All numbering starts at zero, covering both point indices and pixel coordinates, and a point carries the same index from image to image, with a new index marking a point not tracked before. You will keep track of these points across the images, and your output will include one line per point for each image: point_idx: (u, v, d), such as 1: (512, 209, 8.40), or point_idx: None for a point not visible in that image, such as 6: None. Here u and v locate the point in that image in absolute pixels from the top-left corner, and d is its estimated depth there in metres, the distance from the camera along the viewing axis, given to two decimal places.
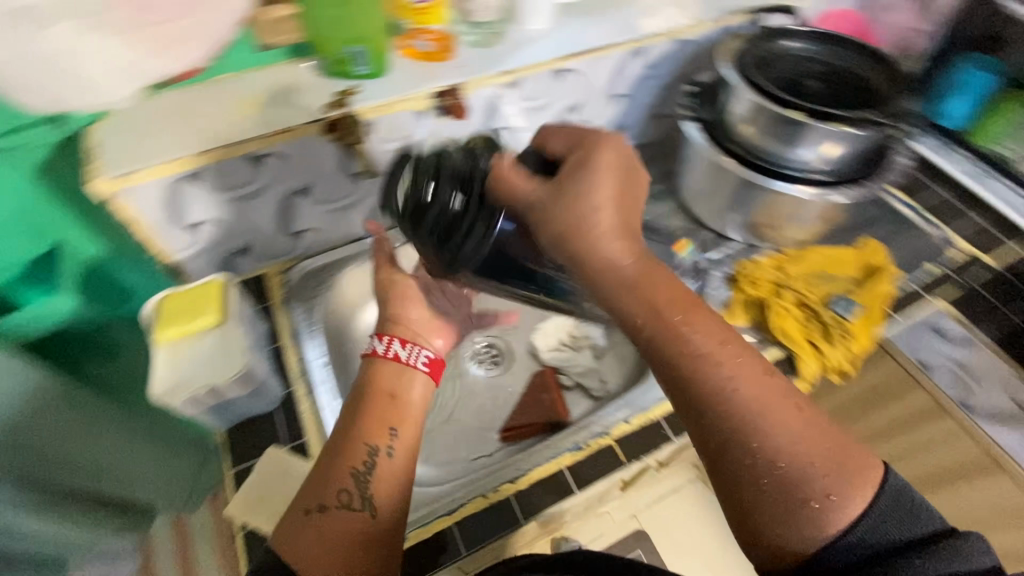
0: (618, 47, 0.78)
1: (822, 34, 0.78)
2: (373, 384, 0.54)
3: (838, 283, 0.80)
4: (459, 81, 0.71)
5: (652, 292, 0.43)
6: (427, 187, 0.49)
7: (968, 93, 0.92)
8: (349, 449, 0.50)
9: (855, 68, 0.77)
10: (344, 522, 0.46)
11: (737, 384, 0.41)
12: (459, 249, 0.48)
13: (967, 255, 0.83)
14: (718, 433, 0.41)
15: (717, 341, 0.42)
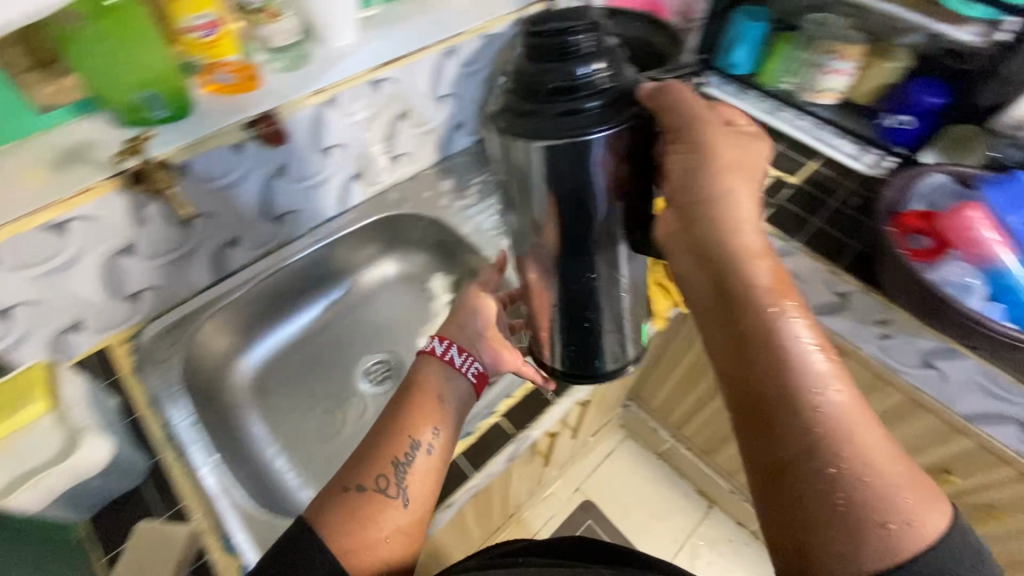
0: (428, 51, 0.82)
1: (607, 10, 0.87)
2: (424, 382, 0.59)
3: None
4: (271, 107, 0.71)
5: (742, 278, 0.45)
6: (582, 37, 0.45)
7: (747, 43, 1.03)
8: (394, 440, 0.54)
9: (640, 35, 0.86)
10: (388, 507, 0.50)
11: (813, 353, 0.43)
12: (526, 110, 0.47)
13: (774, 179, 0.96)
14: (774, 388, 0.43)
15: (816, 343, 0.44)
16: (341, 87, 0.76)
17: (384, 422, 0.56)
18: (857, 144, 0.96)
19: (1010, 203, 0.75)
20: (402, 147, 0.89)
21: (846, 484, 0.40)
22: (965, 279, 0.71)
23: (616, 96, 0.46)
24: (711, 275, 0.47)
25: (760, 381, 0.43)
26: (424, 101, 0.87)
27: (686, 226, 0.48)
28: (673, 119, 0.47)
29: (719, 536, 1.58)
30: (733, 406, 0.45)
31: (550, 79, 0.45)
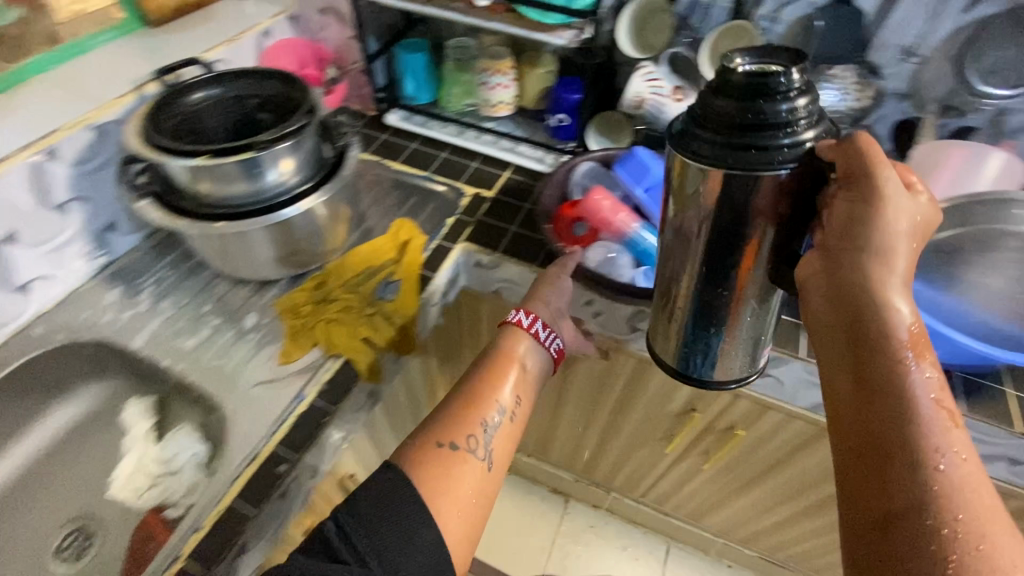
0: (8, 162, 0.71)
1: (219, 76, 0.82)
2: (514, 345, 0.75)
3: (380, 271, 0.86)
4: None
5: (892, 321, 0.45)
6: (786, 83, 0.46)
7: (414, 76, 1.05)
8: (506, 388, 0.71)
9: (268, 90, 0.83)
10: (465, 464, 0.62)
11: (938, 404, 0.43)
12: (705, 139, 0.49)
13: (472, 196, 1.00)
14: (886, 434, 0.42)
15: (937, 388, 0.44)
16: None
17: (475, 393, 0.70)
18: (536, 147, 1.04)
19: (638, 178, 0.88)
20: (28, 272, 0.78)
21: (962, 567, 0.37)
22: (614, 258, 0.84)
23: (809, 131, 0.47)
24: (841, 323, 0.47)
25: (874, 425, 0.43)
26: (31, 218, 0.76)
27: (831, 271, 0.48)
28: (856, 165, 0.46)
29: (582, 526, 1.63)
30: (843, 449, 0.45)
31: (746, 115, 0.46)
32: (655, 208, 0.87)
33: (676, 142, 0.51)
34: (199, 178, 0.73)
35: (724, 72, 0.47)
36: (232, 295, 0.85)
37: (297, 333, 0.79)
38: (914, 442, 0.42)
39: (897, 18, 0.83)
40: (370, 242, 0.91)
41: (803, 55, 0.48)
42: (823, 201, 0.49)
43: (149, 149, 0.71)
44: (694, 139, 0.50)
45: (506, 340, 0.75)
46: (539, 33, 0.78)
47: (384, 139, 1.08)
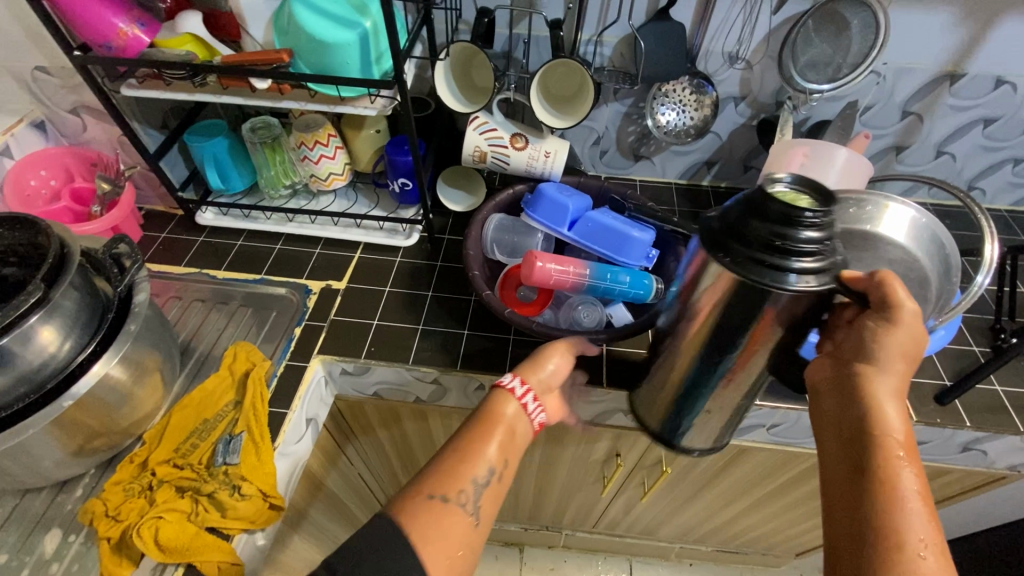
0: None
1: None
2: (495, 409, 0.58)
3: (218, 425, 0.70)
4: None
5: (891, 423, 0.46)
6: (810, 216, 0.46)
7: (218, 164, 0.87)
8: (493, 436, 0.56)
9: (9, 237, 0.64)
10: (454, 517, 0.50)
11: (927, 508, 0.42)
12: (732, 249, 0.50)
13: (320, 289, 0.86)
14: (868, 518, 0.42)
15: (925, 493, 0.43)
16: None
17: (469, 437, 0.56)
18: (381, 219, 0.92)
19: (558, 218, 0.76)
20: None
21: None
22: (576, 312, 0.73)
23: (827, 261, 0.48)
24: (844, 421, 0.48)
25: (861, 515, 0.43)
26: None
27: (837, 377, 0.50)
28: (881, 296, 0.48)
29: (542, 569, 1.55)
30: (832, 540, 0.44)
31: (772, 240, 0.47)
32: (589, 243, 0.75)
33: (709, 245, 0.52)
34: None
35: (761, 195, 0.48)
36: (23, 509, 0.64)
37: (115, 548, 0.60)
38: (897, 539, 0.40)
39: (714, 26, 0.81)
40: (200, 385, 0.74)
41: (835, 195, 0.48)
42: (835, 329, 0.53)
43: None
44: (723, 248, 0.50)
45: (495, 399, 0.59)
46: (342, 108, 0.67)
47: (202, 243, 0.91)
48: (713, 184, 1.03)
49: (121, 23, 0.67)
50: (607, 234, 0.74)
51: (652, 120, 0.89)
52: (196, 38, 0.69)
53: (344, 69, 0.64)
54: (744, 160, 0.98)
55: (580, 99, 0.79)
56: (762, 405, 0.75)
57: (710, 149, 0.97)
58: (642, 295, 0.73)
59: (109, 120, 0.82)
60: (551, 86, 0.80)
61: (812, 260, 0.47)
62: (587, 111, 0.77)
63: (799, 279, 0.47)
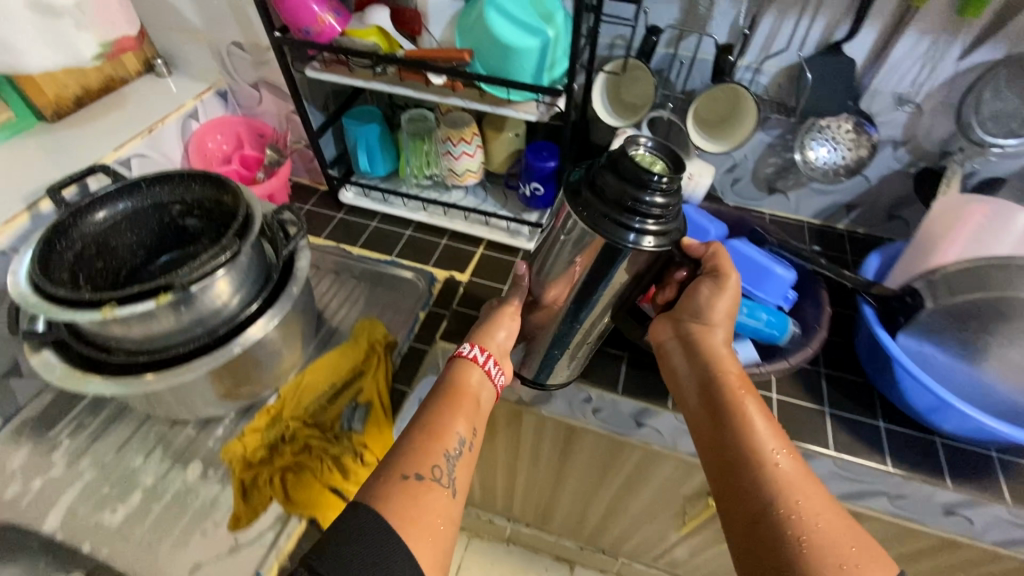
0: None
1: (125, 185, 0.68)
2: (461, 380, 0.64)
3: (343, 392, 0.74)
4: None
5: (731, 367, 0.61)
6: (654, 179, 0.51)
7: (367, 148, 0.93)
8: (455, 416, 0.61)
9: (203, 193, 0.70)
10: (431, 491, 0.54)
11: (766, 421, 0.56)
12: (586, 200, 0.55)
13: (444, 278, 0.89)
14: (731, 443, 0.55)
15: (763, 413, 0.57)
16: None
17: (436, 417, 0.60)
18: (507, 219, 0.94)
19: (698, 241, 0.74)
20: None
21: (809, 536, 0.47)
22: None
23: (663, 226, 0.54)
24: (697, 375, 0.62)
25: (731, 439, 0.55)
26: None
27: (685, 343, 0.65)
28: (710, 263, 0.63)
29: None
30: (714, 468, 0.55)
31: (617, 195, 0.52)
32: None
33: (569, 194, 0.58)
34: (123, 325, 0.58)
35: (620, 155, 0.52)
36: (172, 439, 0.71)
37: (248, 491, 0.65)
38: (763, 449, 0.53)
39: (889, 67, 0.77)
40: (331, 353, 0.79)
41: (683, 167, 0.53)
42: (669, 288, 0.69)
43: (30, 300, 0.54)
44: (581, 198, 0.56)
45: (462, 371, 0.65)
46: (506, 110, 0.70)
47: (340, 220, 0.97)
48: (849, 228, 0.98)
49: (325, 13, 0.73)
50: (749, 268, 0.71)
51: (801, 154, 0.86)
52: (381, 31, 0.74)
53: (519, 75, 0.66)
54: (889, 207, 0.92)
55: (737, 121, 0.78)
56: (895, 473, 0.69)
57: (853, 192, 0.92)
58: (776, 336, 0.69)
59: (284, 98, 0.90)
60: (705, 122, 0.81)
61: (650, 219, 0.53)
62: (745, 138, 0.76)
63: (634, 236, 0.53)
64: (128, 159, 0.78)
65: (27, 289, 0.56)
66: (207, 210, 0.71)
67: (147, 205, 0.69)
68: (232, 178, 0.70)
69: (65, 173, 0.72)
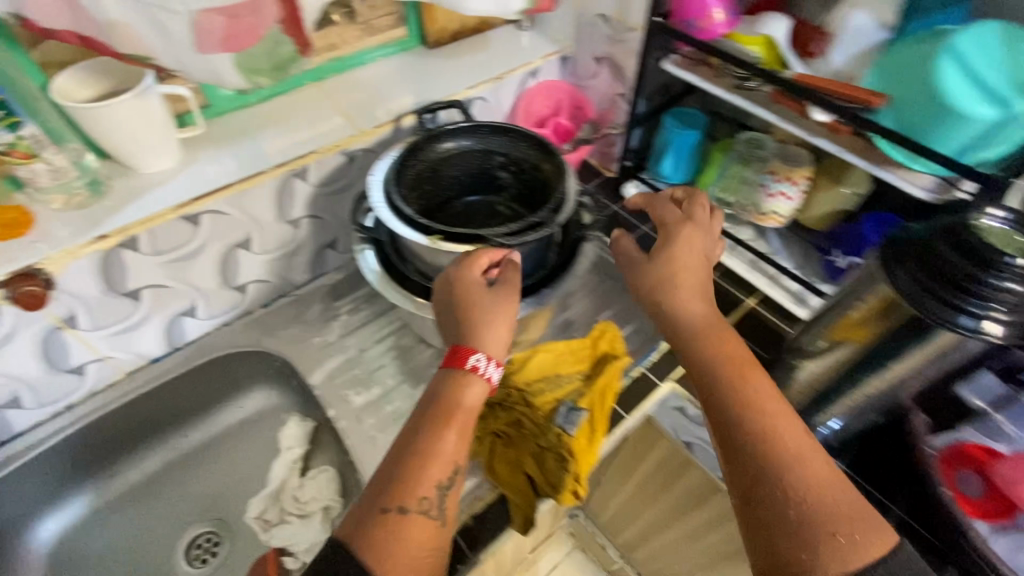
0: (267, 174, 0.68)
1: (469, 126, 0.74)
2: (452, 395, 0.50)
3: (566, 385, 0.73)
4: (36, 260, 0.57)
5: (720, 337, 0.50)
6: (1010, 259, 0.44)
7: (676, 154, 0.88)
8: (444, 430, 0.48)
9: (527, 155, 0.73)
10: (412, 522, 0.45)
11: (764, 385, 0.48)
12: (908, 273, 0.50)
13: None
14: (724, 410, 0.47)
15: (767, 383, 0.48)
16: (140, 229, 0.61)
17: (420, 424, 0.49)
18: (799, 282, 0.80)
19: None
20: (249, 274, 0.76)
21: (820, 528, 0.41)
22: None
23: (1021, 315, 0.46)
24: (676, 334, 0.52)
25: (725, 419, 0.47)
26: (268, 226, 0.73)
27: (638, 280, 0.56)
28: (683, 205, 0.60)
29: None
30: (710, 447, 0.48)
31: (957, 274, 0.46)
32: None
33: (885, 262, 0.52)
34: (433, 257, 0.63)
35: (961, 227, 0.47)
36: (415, 356, 0.78)
37: None
38: (765, 433, 0.45)
39: None
40: (562, 342, 0.77)
41: None
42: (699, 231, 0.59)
43: (381, 208, 0.64)
44: (897, 270, 0.50)
45: (456, 386, 0.50)
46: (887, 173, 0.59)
47: (614, 212, 0.94)
48: None
49: (716, 11, 0.68)
50: None
51: None
52: (770, 42, 0.66)
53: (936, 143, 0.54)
54: None
55: None
56: None
57: None
58: None
59: (623, 81, 0.88)
60: None
61: (1003, 303, 0.46)
62: None
63: (970, 319, 0.46)
64: (473, 99, 0.84)
65: (382, 197, 0.65)
66: (522, 171, 0.75)
67: (478, 148, 0.74)
68: (559, 150, 0.72)
69: (425, 98, 0.79)
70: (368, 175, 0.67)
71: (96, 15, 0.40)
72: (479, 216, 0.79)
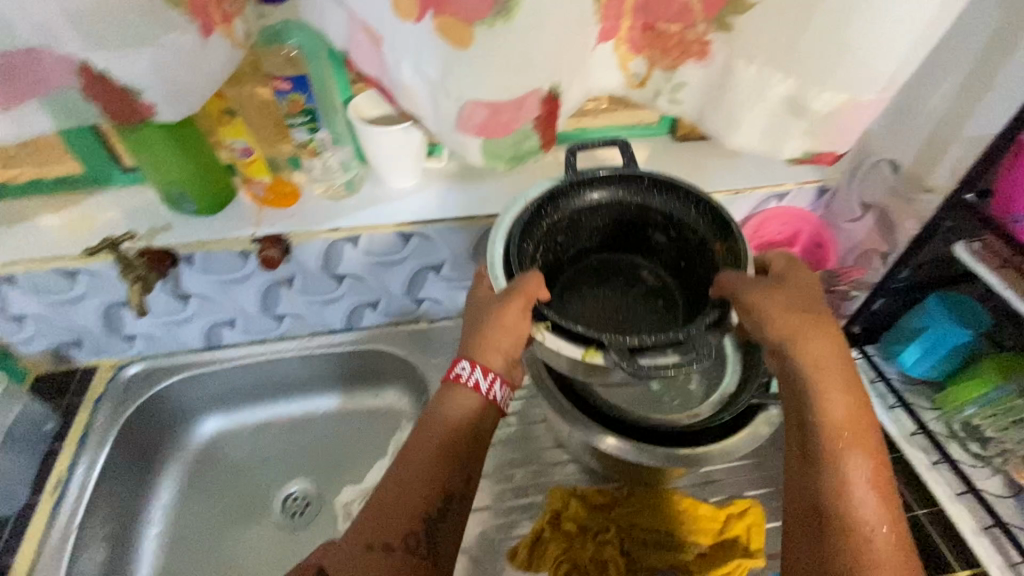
0: (476, 219, 0.72)
1: (623, 173, 0.61)
2: (446, 413, 0.54)
3: (672, 552, 0.63)
4: (285, 231, 0.69)
5: (839, 412, 0.49)
6: None
7: (931, 348, 0.70)
8: (442, 455, 0.52)
9: (694, 225, 0.60)
10: (400, 554, 0.48)
11: (872, 486, 0.47)
12: None
13: None
14: (819, 495, 0.47)
15: (876, 484, 0.47)
16: (364, 231, 0.71)
17: (415, 451, 0.53)
18: None
19: None
20: (429, 292, 0.82)
21: None
22: None
23: None
24: (795, 399, 0.51)
25: (814, 483, 0.47)
26: (460, 260, 0.78)
27: (779, 314, 0.51)
28: (781, 272, 0.56)
29: None
30: (785, 521, 0.49)
31: None
32: None
33: None
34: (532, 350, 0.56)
35: None
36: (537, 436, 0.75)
37: (535, 544, 0.64)
38: (851, 521, 0.45)
39: None
40: (682, 494, 0.67)
41: None
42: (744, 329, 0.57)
43: (497, 274, 0.56)
44: None
45: (449, 406, 0.55)
46: None
47: None
48: None
49: None
50: None
51: None
52: None
53: None
54: None
55: None
56: None
57: None
58: None
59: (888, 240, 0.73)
60: None
61: None
62: None
63: None
64: None
65: (499, 254, 0.57)
66: (683, 243, 0.62)
67: (634, 203, 0.61)
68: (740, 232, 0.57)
69: None
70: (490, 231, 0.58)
71: (393, 74, 0.47)
72: (619, 278, 0.67)
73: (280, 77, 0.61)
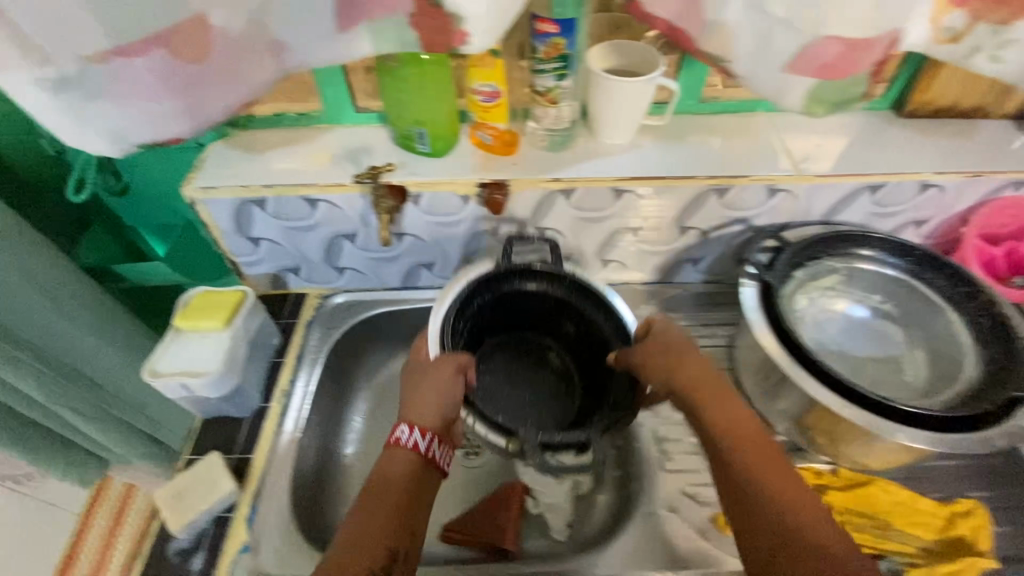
0: (697, 179, 0.70)
1: (553, 271, 0.70)
2: (386, 474, 0.57)
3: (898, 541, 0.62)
4: (509, 177, 0.71)
5: (728, 419, 0.57)
6: None
7: None
8: (387, 515, 0.54)
9: (607, 334, 0.69)
10: None
11: (783, 476, 0.53)
12: None
13: None
14: (752, 498, 0.52)
15: (791, 479, 0.52)
16: (583, 184, 0.71)
17: (355, 517, 0.54)
18: None
19: None
20: (620, 255, 0.82)
21: None
22: None
23: None
24: (704, 427, 0.58)
25: (743, 493, 0.52)
26: (664, 225, 0.77)
27: (676, 368, 0.61)
28: (658, 333, 0.64)
29: None
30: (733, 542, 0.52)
31: None
32: None
33: None
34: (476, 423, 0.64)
35: None
36: None
37: None
38: (785, 514, 0.50)
39: None
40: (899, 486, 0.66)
41: None
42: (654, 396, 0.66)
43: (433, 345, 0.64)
44: None
45: (386, 467, 0.58)
46: None
47: None
48: None
49: None
50: None
51: None
52: None
53: None
54: None
55: None
56: None
57: None
58: None
59: None
60: None
61: None
62: None
63: None
64: (931, 186, 0.72)
65: (439, 329, 0.65)
66: (588, 338, 0.72)
67: (557, 297, 0.70)
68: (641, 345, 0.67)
69: (879, 167, 0.71)
70: (436, 306, 0.66)
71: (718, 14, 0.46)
72: (529, 354, 0.76)
73: (547, 19, 0.60)
